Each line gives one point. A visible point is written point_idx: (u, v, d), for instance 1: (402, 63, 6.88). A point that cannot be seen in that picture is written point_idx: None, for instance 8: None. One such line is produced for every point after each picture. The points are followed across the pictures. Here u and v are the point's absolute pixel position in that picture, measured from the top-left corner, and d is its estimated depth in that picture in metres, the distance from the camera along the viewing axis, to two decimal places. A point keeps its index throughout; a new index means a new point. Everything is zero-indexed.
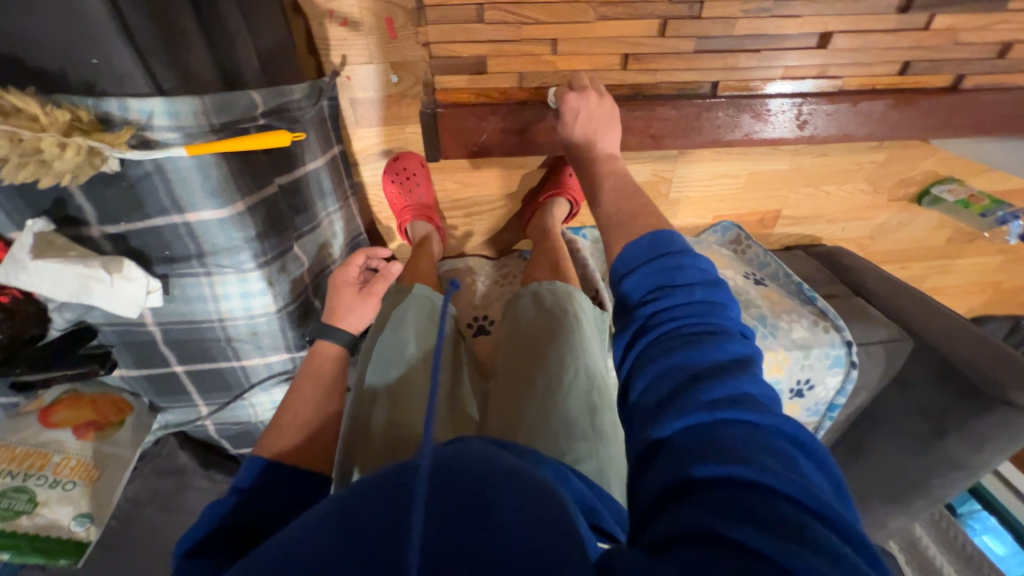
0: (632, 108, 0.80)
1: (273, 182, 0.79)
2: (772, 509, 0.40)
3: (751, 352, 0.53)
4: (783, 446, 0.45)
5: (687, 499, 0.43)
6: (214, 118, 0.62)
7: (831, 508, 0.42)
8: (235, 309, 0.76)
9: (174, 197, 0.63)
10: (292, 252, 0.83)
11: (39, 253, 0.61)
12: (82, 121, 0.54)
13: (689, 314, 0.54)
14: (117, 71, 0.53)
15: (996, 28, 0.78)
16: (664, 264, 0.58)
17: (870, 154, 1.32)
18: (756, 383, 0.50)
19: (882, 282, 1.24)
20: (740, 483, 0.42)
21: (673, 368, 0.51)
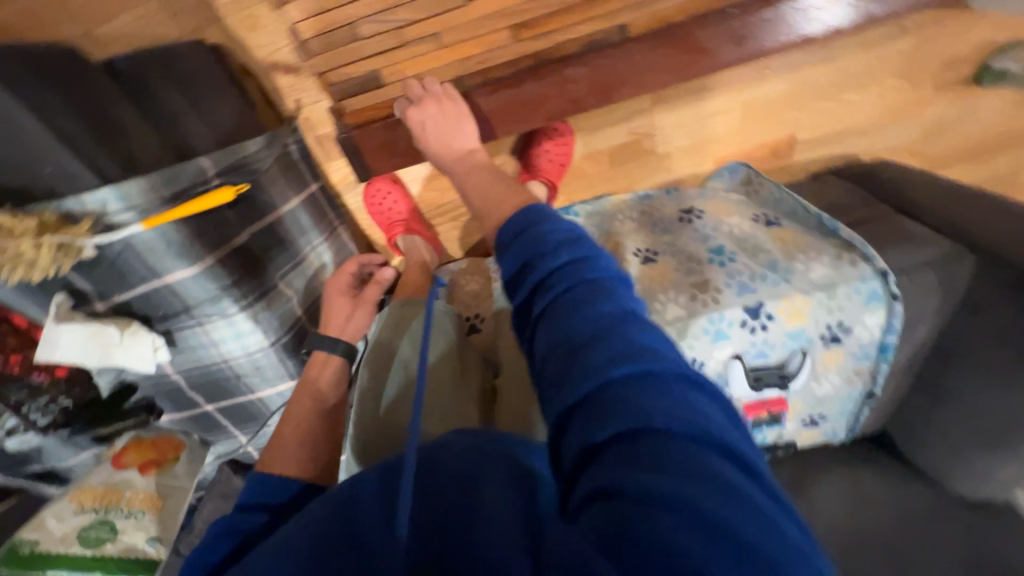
0: (538, 78, 0.79)
1: (242, 232, 0.88)
2: (682, 455, 0.41)
3: (633, 301, 0.51)
4: (675, 391, 0.45)
5: (600, 465, 0.43)
6: (163, 190, 0.71)
7: (725, 439, 0.44)
8: (233, 348, 0.87)
9: (149, 265, 0.74)
10: (273, 289, 0.92)
11: (62, 321, 0.72)
12: (50, 220, 0.64)
13: (577, 273, 0.51)
14: (68, 174, 0.65)
15: None
16: (536, 231, 0.55)
17: (887, 45, 1.12)
18: (643, 331, 0.48)
19: (934, 192, 1.05)
20: (637, 433, 0.42)
21: (560, 339, 0.48)
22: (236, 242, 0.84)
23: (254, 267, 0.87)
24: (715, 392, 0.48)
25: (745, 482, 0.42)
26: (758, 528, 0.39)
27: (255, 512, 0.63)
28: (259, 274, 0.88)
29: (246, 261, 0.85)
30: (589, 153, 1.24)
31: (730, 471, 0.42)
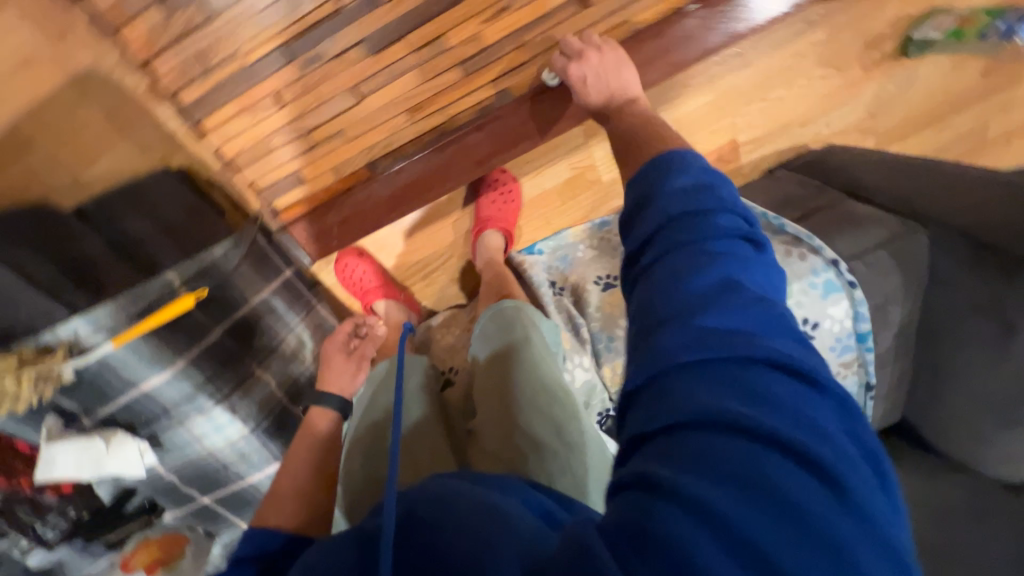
0: (441, 149, 1.04)
1: (215, 328, 0.92)
2: (732, 454, 0.42)
3: (736, 277, 0.51)
4: (779, 392, 0.45)
5: (647, 449, 0.46)
6: (133, 307, 0.80)
7: (801, 446, 0.42)
8: (216, 440, 0.93)
9: (125, 378, 0.81)
10: (252, 378, 0.97)
11: (52, 440, 0.80)
12: (29, 355, 0.73)
13: (677, 239, 0.54)
14: (44, 311, 0.74)
15: None
16: (665, 195, 0.57)
17: (802, 39, 1.14)
18: (740, 312, 0.49)
19: (883, 170, 1.03)
20: (719, 426, 0.44)
21: (660, 301, 0.51)
22: (209, 339, 0.90)
23: (229, 359, 0.93)
24: (814, 391, 0.46)
25: (804, 495, 0.41)
26: (801, 543, 0.39)
27: (246, 565, 0.61)
28: (234, 366, 0.94)
29: (220, 356, 0.92)
30: (538, 193, 1.29)
31: (790, 481, 0.41)
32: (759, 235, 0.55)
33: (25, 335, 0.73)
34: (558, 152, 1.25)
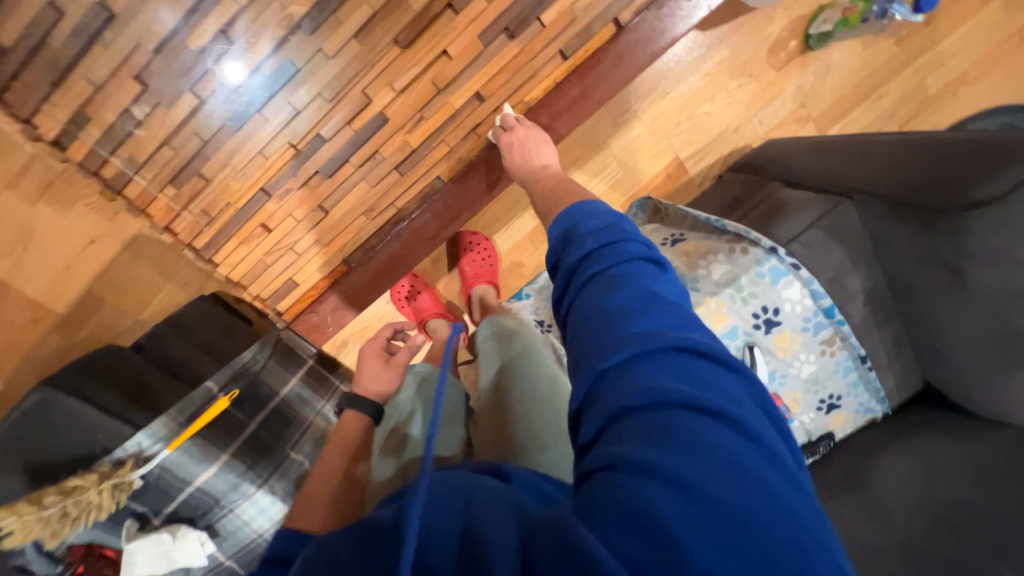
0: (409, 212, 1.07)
1: (251, 422, 1.08)
2: (677, 426, 0.44)
3: (649, 285, 0.54)
4: (704, 371, 0.48)
5: (599, 444, 0.46)
6: (180, 415, 0.97)
7: (729, 410, 0.45)
8: (263, 522, 1.06)
9: (182, 477, 0.96)
10: (287, 461, 1.10)
11: (132, 538, 0.93)
12: (106, 470, 0.89)
13: (597, 262, 0.57)
14: (113, 433, 0.91)
15: None
16: (577, 228, 0.62)
17: (710, 60, 1.26)
18: (661, 312, 0.51)
19: (818, 153, 1.08)
20: (658, 411, 0.45)
21: (591, 317, 0.52)
22: (247, 432, 1.06)
23: (265, 446, 1.08)
24: (727, 364, 0.50)
25: (743, 452, 0.43)
26: (752, 493, 0.41)
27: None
28: (270, 451, 1.08)
29: (258, 444, 1.07)
30: (512, 245, 1.43)
31: (727, 441, 0.43)
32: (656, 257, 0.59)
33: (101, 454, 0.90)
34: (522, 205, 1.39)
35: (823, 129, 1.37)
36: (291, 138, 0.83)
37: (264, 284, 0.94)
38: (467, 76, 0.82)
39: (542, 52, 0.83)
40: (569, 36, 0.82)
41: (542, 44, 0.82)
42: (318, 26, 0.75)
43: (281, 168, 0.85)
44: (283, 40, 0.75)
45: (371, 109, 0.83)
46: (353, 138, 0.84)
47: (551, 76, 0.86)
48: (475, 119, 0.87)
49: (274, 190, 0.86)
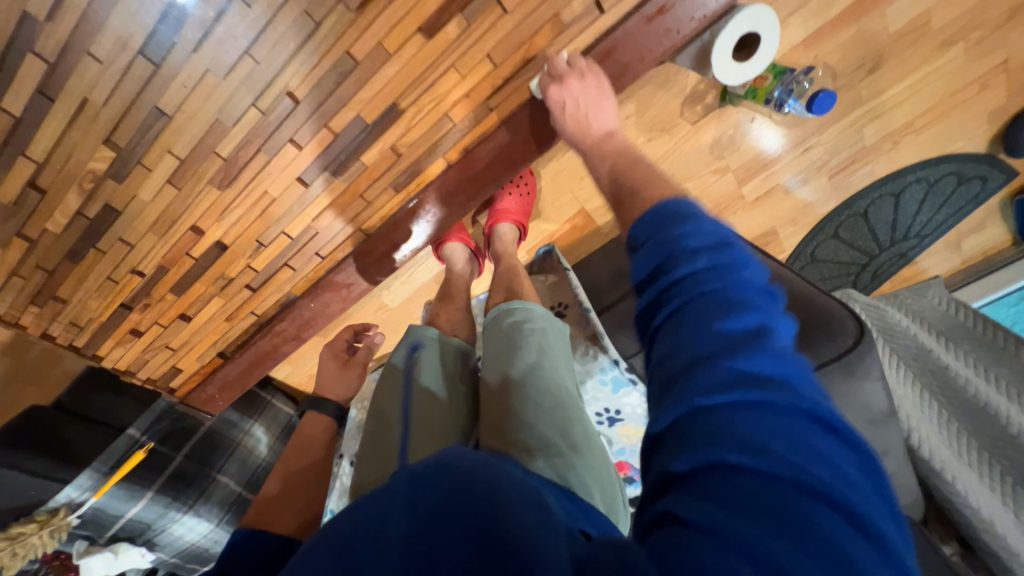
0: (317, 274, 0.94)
1: (177, 454, 1.27)
2: (784, 504, 0.31)
3: (771, 322, 0.39)
4: (825, 444, 0.34)
5: (686, 490, 0.33)
6: (104, 464, 1.16)
7: (850, 503, 0.31)
8: (193, 535, 1.26)
9: (114, 512, 1.15)
10: (213, 486, 1.28)
11: (82, 555, 1.14)
12: (43, 518, 1.07)
13: (696, 283, 0.40)
14: (46, 486, 1.10)
15: (454, 95, 0.71)
16: (677, 220, 0.44)
17: (616, 114, 1.16)
18: (773, 359, 0.37)
19: None
20: (758, 477, 0.32)
21: (696, 341, 0.38)
22: (170, 467, 1.24)
23: (190, 476, 1.26)
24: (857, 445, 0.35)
25: (866, 561, 0.29)
26: None
27: None
28: (195, 480, 1.27)
29: (182, 476, 1.25)
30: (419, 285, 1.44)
31: (847, 541, 0.30)
32: (777, 289, 0.42)
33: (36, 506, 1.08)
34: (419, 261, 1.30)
35: (742, 180, 1.29)
36: (135, 266, 0.85)
37: (151, 370, 1.03)
38: (296, 211, 0.81)
39: (370, 189, 0.80)
40: (395, 174, 0.79)
41: (366, 183, 0.80)
42: (126, 176, 0.74)
43: (133, 288, 0.88)
44: (93, 190, 0.74)
45: (205, 241, 0.83)
46: (194, 264, 0.86)
47: (388, 206, 0.84)
48: (315, 243, 0.86)
49: (134, 303, 0.91)
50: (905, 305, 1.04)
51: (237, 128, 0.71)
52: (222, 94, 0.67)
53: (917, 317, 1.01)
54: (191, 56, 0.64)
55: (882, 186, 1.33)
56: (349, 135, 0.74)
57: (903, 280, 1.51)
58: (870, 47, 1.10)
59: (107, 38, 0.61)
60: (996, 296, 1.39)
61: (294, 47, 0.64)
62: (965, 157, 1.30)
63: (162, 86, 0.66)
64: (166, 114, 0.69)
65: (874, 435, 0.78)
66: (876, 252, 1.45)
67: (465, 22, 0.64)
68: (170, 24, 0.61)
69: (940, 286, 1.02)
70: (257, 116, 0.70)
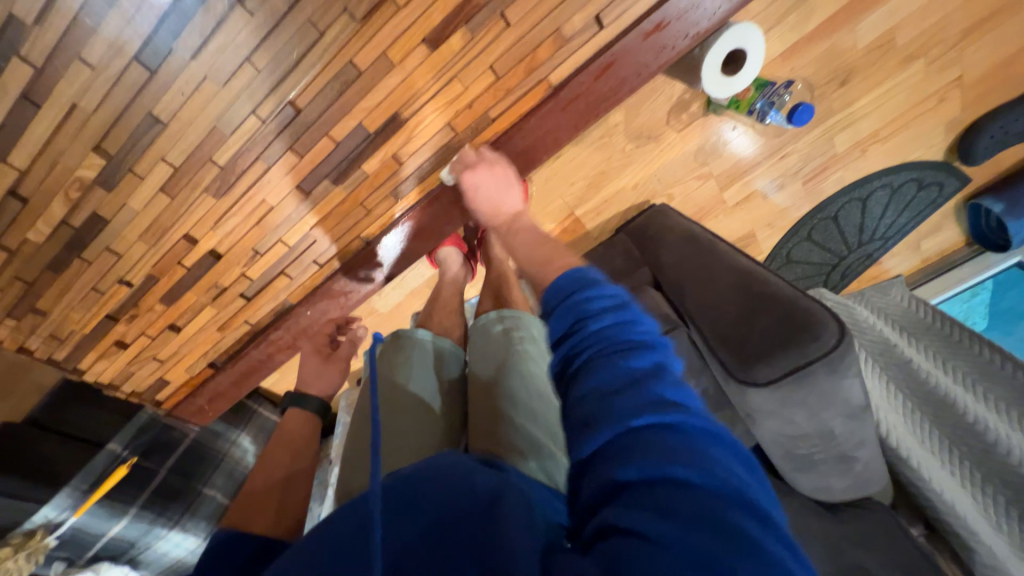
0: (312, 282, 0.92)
1: (161, 469, 1.23)
2: (705, 509, 0.31)
3: (669, 363, 0.42)
4: (725, 456, 0.35)
5: (624, 503, 0.33)
6: (84, 483, 1.12)
7: (757, 502, 0.33)
8: (180, 551, 1.21)
9: (96, 530, 1.12)
10: (199, 499, 1.25)
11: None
12: (18, 541, 1.03)
13: (602, 334, 0.43)
14: (21, 508, 1.05)
15: (457, 105, 0.72)
16: (578, 287, 0.48)
17: (605, 121, 1.19)
18: (674, 388, 0.39)
19: (683, 243, 1.10)
20: (677, 484, 0.32)
21: (608, 376, 0.40)
22: (154, 482, 1.20)
23: (175, 490, 1.23)
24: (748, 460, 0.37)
25: (784, 556, 0.30)
26: None
27: None
28: (180, 495, 1.23)
29: (167, 490, 1.22)
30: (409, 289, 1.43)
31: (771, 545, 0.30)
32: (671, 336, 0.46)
33: (11, 528, 1.04)
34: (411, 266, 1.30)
35: (724, 186, 1.34)
36: (122, 276, 0.82)
37: (136, 383, 1.00)
38: (294, 219, 0.80)
39: (371, 197, 0.80)
40: (396, 182, 0.80)
41: (367, 191, 0.79)
42: (115, 183, 0.71)
43: (120, 299, 0.85)
44: (80, 199, 0.72)
45: (198, 249, 0.81)
46: (185, 273, 0.84)
47: (388, 214, 0.84)
48: (312, 251, 0.86)
49: (120, 314, 0.87)
50: (870, 302, 1.12)
51: (235, 136, 0.70)
52: (220, 101, 0.66)
53: (882, 314, 1.08)
54: (189, 63, 0.63)
55: (851, 192, 1.41)
56: (351, 143, 0.74)
57: (870, 279, 1.61)
58: (841, 62, 1.16)
59: (100, 43, 0.59)
60: (951, 293, 1.55)
61: (297, 56, 0.64)
62: (924, 165, 1.40)
63: (157, 92, 0.64)
64: (161, 121, 0.67)
65: (851, 428, 0.83)
66: (845, 253, 1.53)
67: (470, 33, 0.65)
68: (168, 30, 0.59)
69: (901, 285, 1.09)
70: (257, 124, 0.69)
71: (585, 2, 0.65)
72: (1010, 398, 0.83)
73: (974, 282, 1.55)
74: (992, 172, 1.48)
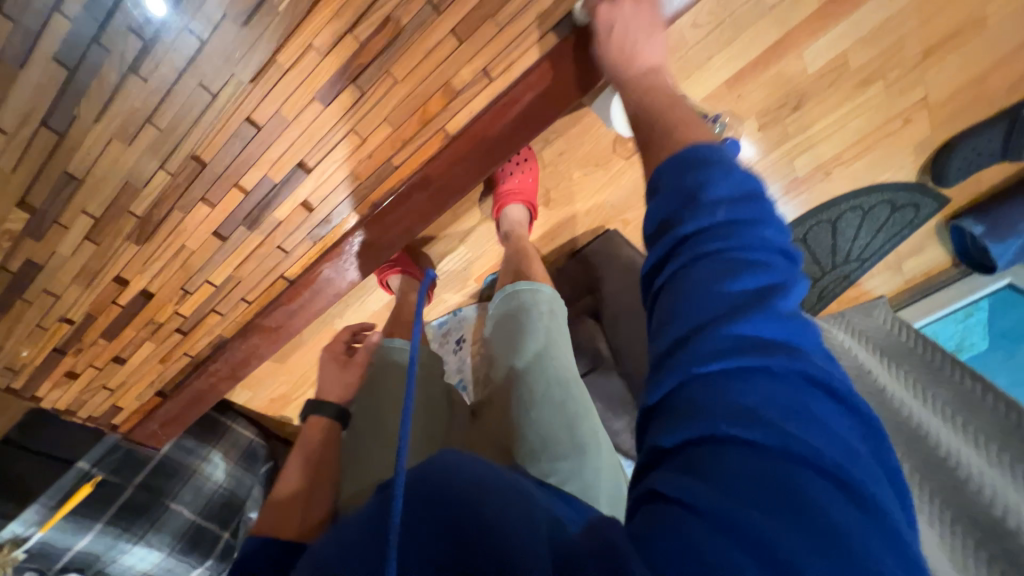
0: (243, 318, 0.95)
1: (129, 485, 1.28)
2: (779, 476, 0.35)
3: (786, 286, 0.42)
4: (814, 406, 0.38)
5: (678, 458, 0.38)
6: (50, 500, 1.19)
7: (838, 466, 0.35)
8: (146, 564, 1.26)
9: (63, 545, 1.19)
10: (165, 514, 1.29)
11: None
12: None
13: (707, 244, 0.43)
14: None
15: (357, 155, 0.74)
16: (709, 173, 0.45)
17: (551, 150, 1.18)
18: (775, 325, 0.40)
19: (623, 280, 1.18)
20: (744, 447, 0.36)
21: (703, 299, 0.41)
22: (120, 499, 1.26)
23: (143, 506, 1.28)
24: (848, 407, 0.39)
25: (850, 519, 0.34)
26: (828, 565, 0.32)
27: None
28: (147, 510, 1.28)
29: (134, 506, 1.27)
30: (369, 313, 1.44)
31: (836, 509, 0.34)
32: (793, 248, 0.45)
33: None
34: (365, 293, 1.31)
35: None
36: (62, 314, 0.87)
37: (91, 409, 1.06)
38: (217, 261, 0.84)
39: (286, 240, 0.83)
40: (310, 226, 0.82)
41: (283, 235, 0.82)
42: (42, 234, 0.76)
43: (64, 335, 0.91)
44: (12, 248, 0.77)
45: (131, 289, 0.86)
46: (120, 312, 0.89)
47: (308, 255, 0.86)
48: (240, 289, 0.89)
49: (67, 348, 0.93)
50: (852, 322, 1.04)
51: (148, 188, 0.74)
52: (128, 158, 0.70)
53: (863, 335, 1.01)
54: (94, 125, 0.66)
55: (818, 214, 1.39)
56: (260, 192, 0.76)
57: (849, 301, 1.55)
58: (791, 87, 1.13)
59: (8, 112, 0.64)
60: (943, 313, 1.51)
61: (194, 116, 0.67)
62: (895, 186, 1.34)
63: (68, 153, 0.68)
64: (75, 178, 0.71)
65: None
66: (819, 274, 1.49)
67: (359, 90, 0.67)
68: (69, 98, 0.63)
69: (883, 306, 1.03)
70: (166, 178, 0.73)
71: (470, 56, 0.67)
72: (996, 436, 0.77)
73: (968, 302, 1.49)
74: (974, 192, 1.39)
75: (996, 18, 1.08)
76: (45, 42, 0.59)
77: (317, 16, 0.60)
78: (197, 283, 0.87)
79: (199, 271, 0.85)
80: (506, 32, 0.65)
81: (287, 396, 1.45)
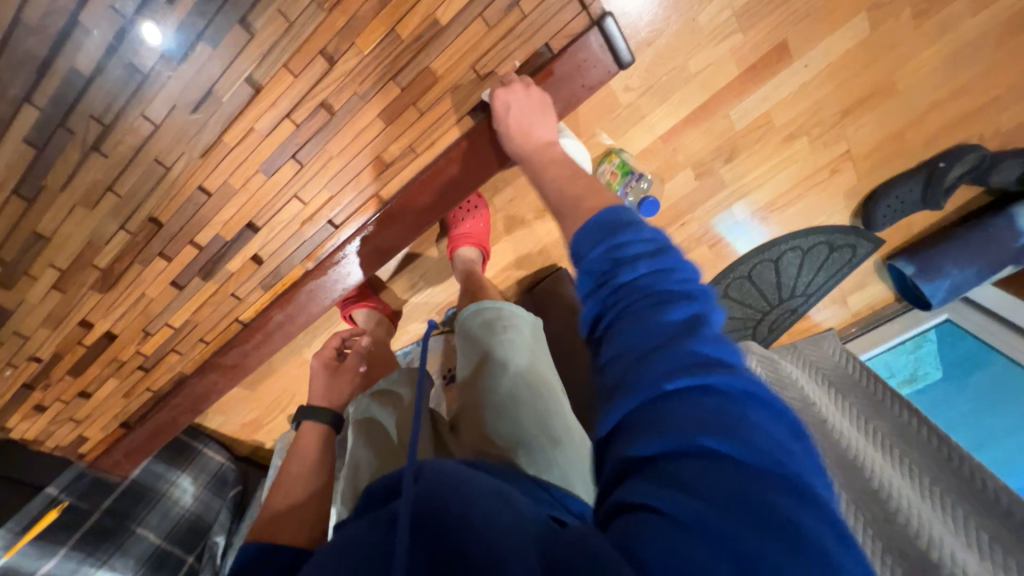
0: (202, 356, 1.02)
1: (97, 510, 1.33)
2: (743, 491, 0.31)
3: (710, 311, 0.40)
4: (761, 415, 0.35)
5: (641, 478, 0.34)
6: (17, 525, 1.24)
7: (796, 476, 0.32)
8: None
9: (28, 569, 1.22)
10: (131, 539, 1.33)
11: None
12: None
13: (636, 286, 0.41)
14: None
15: (301, 217, 0.83)
16: (619, 231, 0.45)
17: (501, 196, 1.25)
18: (712, 343, 0.38)
19: (565, 318, 1.21)
20: (704, 463, 0.33)
21: (637, 331, 0.39)
22: (88, 522, 1.31)
23: (110, 530, 1.32)
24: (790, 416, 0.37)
25: (820, 530, 0.30)
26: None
27: None
28: (115, 535, 1.32)
29: (101, 530, 1.31)
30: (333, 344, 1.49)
31: (804, 520, 0.30)
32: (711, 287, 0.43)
33: None
34: (326, 329, 1.36)
35: None
36: (32, 353, 0.94)
37: (58, 439, 1.12)
38: (174, 307, 0.91)
39: (240, 288, 0.91)
40: (261, 276, 0.90)
41: (235, 284, 0.90)
42: (14, 284, 0.84)
43: (33, 371, 0.97)
44: None
45: (95, 331, 0.93)
46: (86, 351, 0.96)
47: (260, 301, 0.94)
48: (198, 331, 0.97)
49: (36, 383, 1.00)
50: (804, 354, 1.11)
51: (110, 245, 0.81)
52: (93, 219, 0.78)
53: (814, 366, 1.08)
54: (60, 193, 0.74)
55: (759, 254, 1.39)
56: (212, 248, 0.84)
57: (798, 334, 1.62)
58: (723, 141, 1.18)
59: None
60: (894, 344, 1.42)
61: (152, 185, 0.76)
62: (826, 229, 1.35)
63: (38, 216, 0.76)
64: (43, 237, 0.79)
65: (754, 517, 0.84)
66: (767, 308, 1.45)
67: (299, 163, 0.76)
68: (38, 171, 0.72)
69: (831, 338, 1.10)
70: (126, 237, 0.81)
71: (396, 135, 0.76)
72: (928, 469, 0.84)
73: (915, 333, 1.40)
74: (906, 234, 1.36)
75: (907, 81, 1.11)
76: (17, 126, 0.67)
77: (257, 106, 0.69)
78: (158, 327, 0.94)
79: (162, 316, 0.92)
80: (427, 116, 0.74)
81: (253, 422, 1.50)
